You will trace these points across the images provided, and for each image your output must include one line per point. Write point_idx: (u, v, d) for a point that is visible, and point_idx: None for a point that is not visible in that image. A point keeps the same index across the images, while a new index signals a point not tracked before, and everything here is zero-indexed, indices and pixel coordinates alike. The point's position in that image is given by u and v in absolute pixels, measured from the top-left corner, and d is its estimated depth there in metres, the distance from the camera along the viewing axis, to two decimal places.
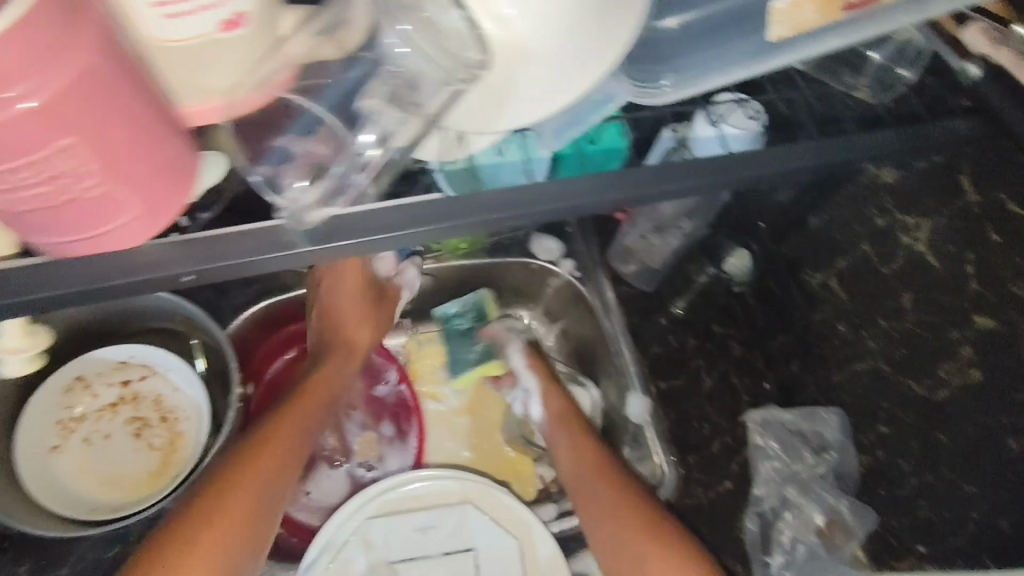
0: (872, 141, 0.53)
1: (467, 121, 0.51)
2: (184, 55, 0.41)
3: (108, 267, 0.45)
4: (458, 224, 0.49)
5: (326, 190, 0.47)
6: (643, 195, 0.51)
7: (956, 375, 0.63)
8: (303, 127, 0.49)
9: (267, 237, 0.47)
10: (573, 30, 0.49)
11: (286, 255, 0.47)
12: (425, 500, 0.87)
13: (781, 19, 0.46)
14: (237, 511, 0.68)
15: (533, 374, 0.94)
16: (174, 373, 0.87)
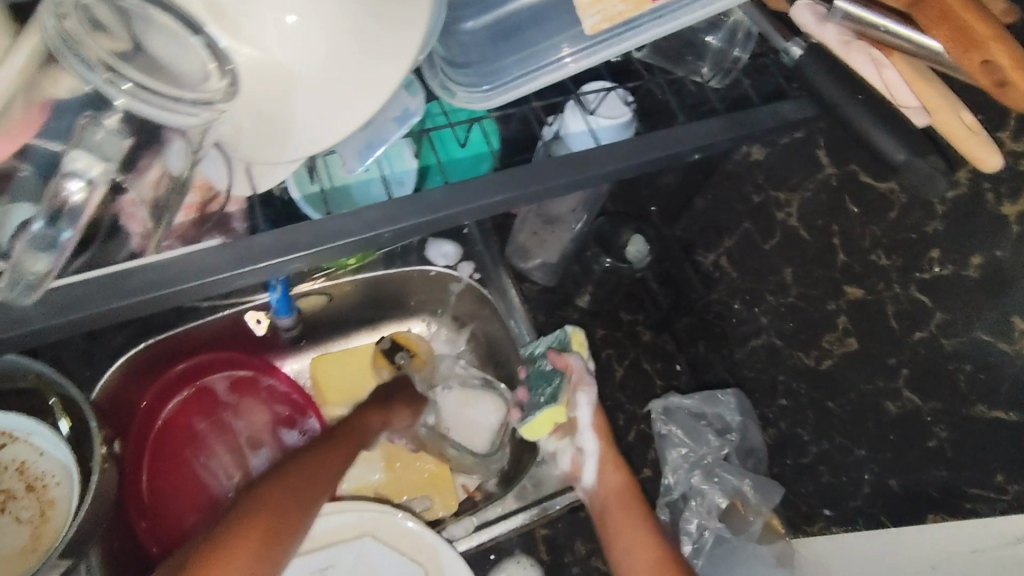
0: (699, 130, 0.51)
1: (255, 153, 0.48)
2: None
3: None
4: (341, 249, 0.48)
5: (29, 245, 0.40)
6: (524, 194, 0.49)
7: (837, 345, 0.73)
8: (36, 169, 0.40)
9: (186, 266, 0.45)
10: (359, 34, 0.45)
11: (208, 283, 0.46)
12: (318, 540, 0.70)
13: (588, 12, 0.43)
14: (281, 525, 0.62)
15: (594, 435, 0.86)
16: (35, 437, 0.76)
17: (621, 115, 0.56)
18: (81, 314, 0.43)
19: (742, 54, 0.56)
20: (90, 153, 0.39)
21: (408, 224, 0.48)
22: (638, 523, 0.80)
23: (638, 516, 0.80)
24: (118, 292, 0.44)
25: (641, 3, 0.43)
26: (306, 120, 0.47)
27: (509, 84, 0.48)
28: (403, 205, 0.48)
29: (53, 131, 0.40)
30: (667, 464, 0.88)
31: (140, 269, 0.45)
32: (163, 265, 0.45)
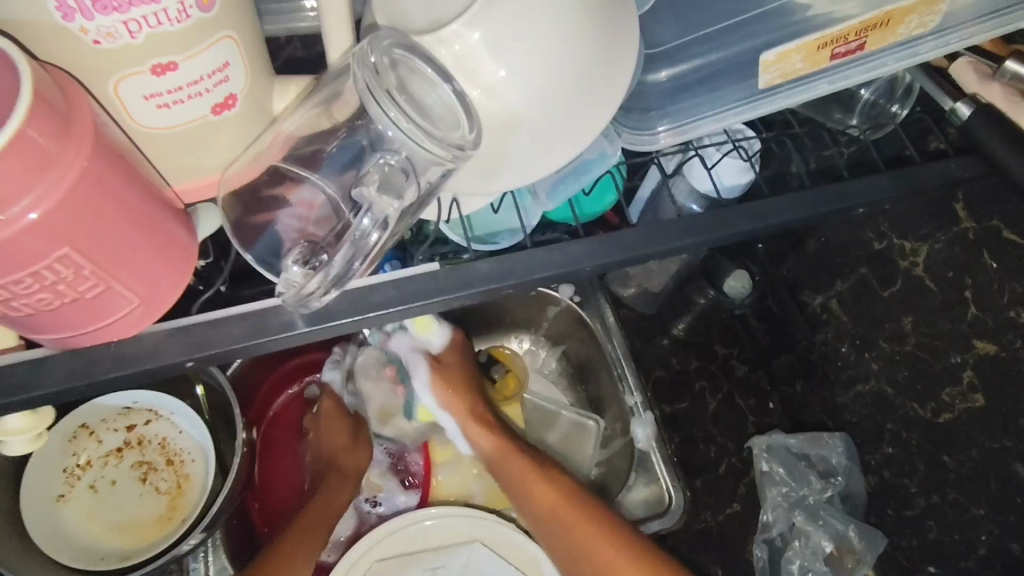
0: (865, 185, 0.48)
1: (462, 187, 0.42)
2: (173, 143, 0.35)
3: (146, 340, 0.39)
4: (529, 284, 0.41)
5: (330, 275, 0.37)
6: (711, 238, 0.44)
7: (960, 399, 0.72)
8: (301, 203, 0.39)
9: (332, 308, 0.39)
10: (596, 71, 0.39)
11: (364, 319, 0.39)
12: (434, 539, 0.75)
13: (768, 70, 0.46)
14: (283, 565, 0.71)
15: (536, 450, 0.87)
16: (178, 416, 0.84)
17: (743, 176, 0.57)
18: (294, 332, 0.38)
19: (899, 110, 0.56)
20: (376, 187, 0.36)
21: (601, 262, 0.41)
22: None
23: None
24: (326, 310, 0.39)
25: (817, 62, 0.46)
26: (521, 164, 0.41)
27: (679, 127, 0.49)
28: (602, 240, 0.42)
29: (299, 161, 0.39)
30: (767, 501, 0.87)
31: (348, 292, 0.39)
32: (370, 290, 0.39)
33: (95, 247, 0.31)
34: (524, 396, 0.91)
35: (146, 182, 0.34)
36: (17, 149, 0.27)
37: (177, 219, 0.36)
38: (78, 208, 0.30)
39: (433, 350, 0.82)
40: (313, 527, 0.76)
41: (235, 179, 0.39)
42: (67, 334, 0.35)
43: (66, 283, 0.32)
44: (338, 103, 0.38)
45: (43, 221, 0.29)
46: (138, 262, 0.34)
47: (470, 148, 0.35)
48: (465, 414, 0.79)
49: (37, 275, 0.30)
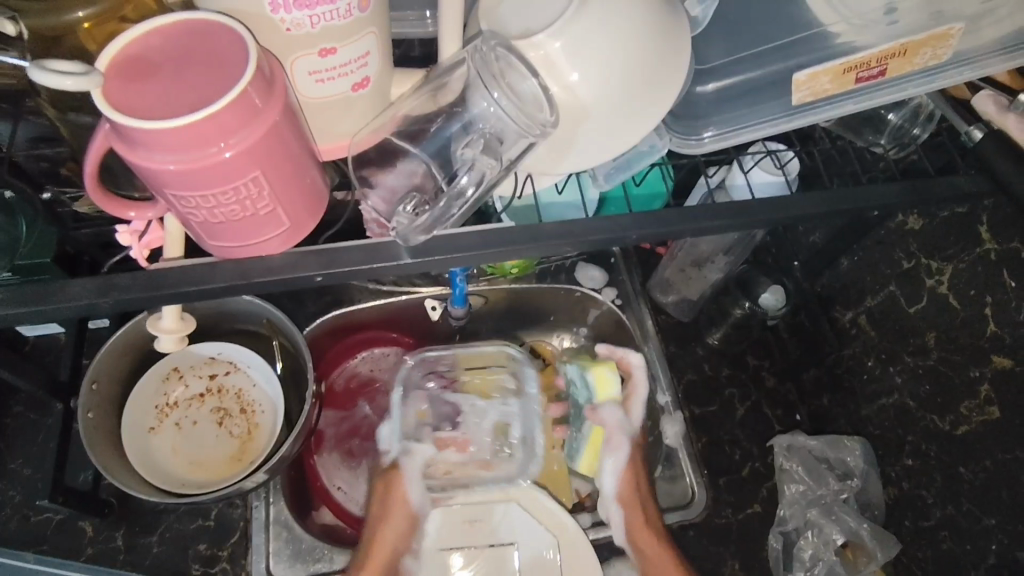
0: (879, 192, 0.55)
1: (537, 166, 0.51)
2: (320, 110, 0.45)
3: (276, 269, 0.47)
4: (586, 242, 0.49)
5: (431, 219, 0.47)
6: (740, 224, 0.52)
7: (977, 412, 0.76)
8: (409, 168, 0.50)
9: (437, 243, 0.47)
10: (652, 73, 0.47)
11: (456, 257, 0.47)
12: (475, 495, 0.83)
13: (800, 88, 0.54)
14: None
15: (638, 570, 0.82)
16: (253, 369, 0.94)
17: (774, 179, 0.67)
18: (400, 262, 0.46)
19: (921, 132, 0.62)
20: (480, 150, 0.47)
21: (644, 232, 0.50)
22: None
23: None
24: (429, 247, 0.47)
25: (843, 84, 0.54)
26: (587, 150, 0.49)
27: (720, 134, 0.57)
28: (646, 215, 0.50)
29: (405, 134, 0.49)
30: (783, 498, 0.92)
31: (442, 237, 0.47)
32: (456, 237, 0.47)
33: (273, 178, 0.39)
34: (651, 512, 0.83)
35: (308, 142, 0.41)
36: (243, 99, 0.35)
37: (319, 167, 0.44)
38: (267, 150, 0.37)
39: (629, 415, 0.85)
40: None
41: (359, 145, 0.48)
42: (223, 245, 0.43)
43: (241, 207, 0.39)
44: (444, 91, 0.48)
45: (242, 156, 0.36)
46: (295, 195, 0.41)
47: (550, 127, 0.44)
48: (635, 514, 0.82)
49: (225, 197, 0.38)
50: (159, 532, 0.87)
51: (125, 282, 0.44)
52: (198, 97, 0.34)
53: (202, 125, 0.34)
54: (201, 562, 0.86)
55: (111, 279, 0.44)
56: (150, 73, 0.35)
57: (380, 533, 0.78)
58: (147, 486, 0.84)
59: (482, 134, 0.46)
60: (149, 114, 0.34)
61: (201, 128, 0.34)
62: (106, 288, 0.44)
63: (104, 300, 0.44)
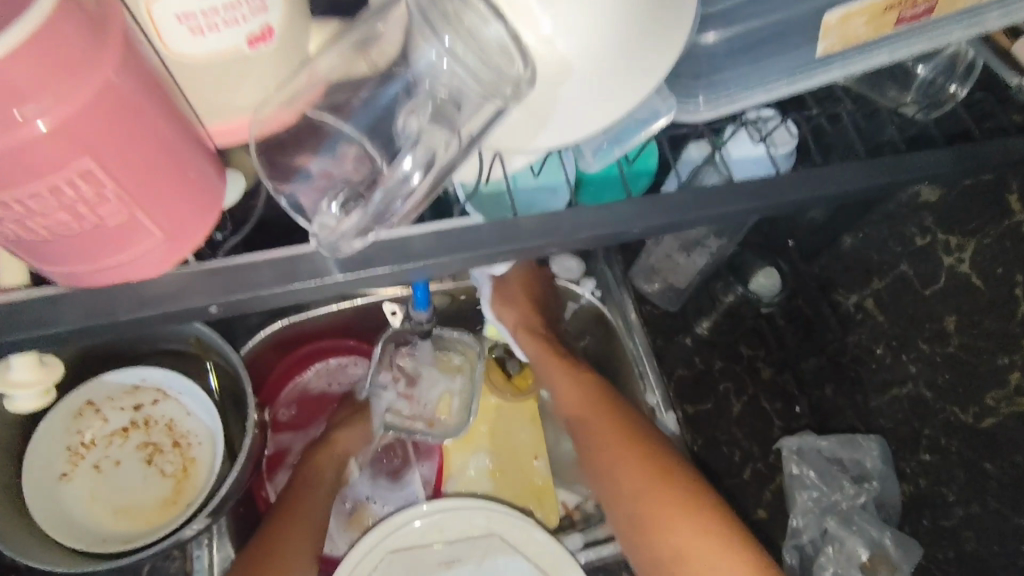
0: (927, 159, 0.46)
1: (506, 144, 0.39)
2: (206, 74, 0.31)
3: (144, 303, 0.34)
4: (577, 242, 0.38)
5: (366, 219, 0.34)
6: (763, 207, 0.42)
7: (1005, 403, 0.69)
8: (332, 153, 0.38)
9: (387, 252, 0.35)
10: (651, 9, 0.35)
11: (411, 268, 0.35)
12: (448, 533, 0.71)
13: (827, 33, 0.43)
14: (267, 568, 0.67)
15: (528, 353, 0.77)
16: (186, 396, 0.80)
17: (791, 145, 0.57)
18: (329, 280, 0.35)
19: (959, 88, 0.53)
20: (429, 117, 0.35)
21: (651, 224, 0.39)
22: (621, 443, 0.70)
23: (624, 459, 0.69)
24: (366, 256, 0.35)
25: (881, 27, 0.44)
26: (575, 118, 0.37)
27: (726, 96, 0.47)
28: (653, 200, 0.39)
29: (329, 104, 0.37)
30: (795, 506, 0.82)
31: (384, 242, 0.36)
32: (404, 240, 0.36)
33: (120, 170, 0.26)
34: (538, 322, 0.79)
35: (176, 117, 0.29)
36: (35, 47, 0.22)
37: (205, 156, 0.31)
38: (98, 129, 0.25)
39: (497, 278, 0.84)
40: (313, 492, 0.76)
41: (262, 125, 0.35)
42: (68, 272, 0.30)
43: (73, 212, 0.26)
44: (376, 46, 0.36)
45: (57, 137, 0.24)
46: (165, 193, 0.29)
47: (525, 85, 0.32)
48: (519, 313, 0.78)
49: (39, 200, 0.25)
50: None
51: None
52: None
53: None
54: None
55: None
56: None
57: (338, 436, 0.81)
58: (58, 551, 0.69)
59: (433, 96, 0.35)
60: None
61: None
62: None
63: None
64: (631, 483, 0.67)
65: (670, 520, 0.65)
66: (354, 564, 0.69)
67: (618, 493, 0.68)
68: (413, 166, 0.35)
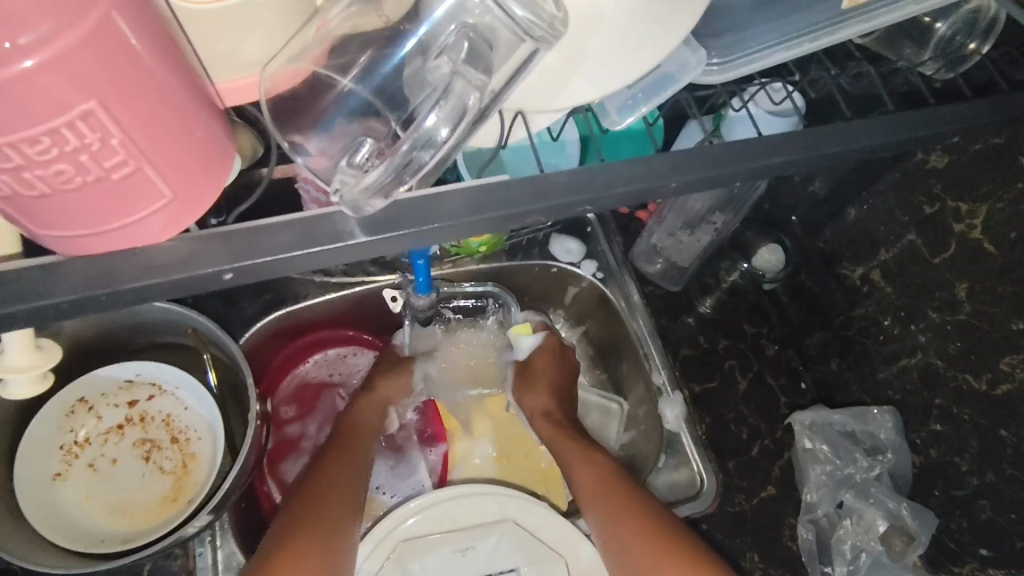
0: (954, 113, 0.45)
1: (529, 102, 0.36)
2: (217, 23, 0.29)
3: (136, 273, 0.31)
4: (609, 201, 0.36)
5: (392, 172, 0.31)
6: (795, 163, 0.40)
7: (1021, 367, 0.68)
8: (348, 116, 0.35)
9: (411, 212, 0.33)
10: None
11: (438, 228, 0.33)
12: (462, 520, 0.70)
13: None
14: (327, 501, 0.66)
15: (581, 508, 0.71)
16: (184, 390, 0.77)
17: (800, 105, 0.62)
18: (351, 242, 0.32)
19: (981, 45, 0.51)
20: (462, 60, 0.31)
21: (686, 179, 0.37)
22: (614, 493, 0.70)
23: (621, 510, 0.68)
24: (390, 217, 0.33)
25: None
26: (601, 71, 0.36)
27: (745, 56, 0.44)
28: (683, 156, 0.38)
29: (333, 66, 0.34)
30: (808, 481, 0.84)
31: (407, 202, 0.33)
32: (429, 199, 0.33)
33: (126, 115, 0.24)
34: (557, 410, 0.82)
35: (184, 62, 0.26)
36: None
37: (214, 110, 0.29)
38: (97, 65, 0.22)
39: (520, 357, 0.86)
40: (355, 438, 0.75)
41: (274, 80, 0.33)
42: (70, 236, 0.28)
43: (73, 162, 0.24)
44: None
45: (50, 72, 0.21)
46: (175, 146, 0.26)
47: (560, 25, 0.30)
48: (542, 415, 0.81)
49: (36, 147, 0.23)
50: None
51: None
52: None
53: None
54: None
55: None
56: None
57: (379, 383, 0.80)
58: (53, 552, 0.66)
59: (463, 35, 0.32)
60: None
61: None
62: None
63: None
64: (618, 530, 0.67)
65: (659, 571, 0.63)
66: (365, 555, 0.67)
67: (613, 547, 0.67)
68: (444, 115, 0.31)
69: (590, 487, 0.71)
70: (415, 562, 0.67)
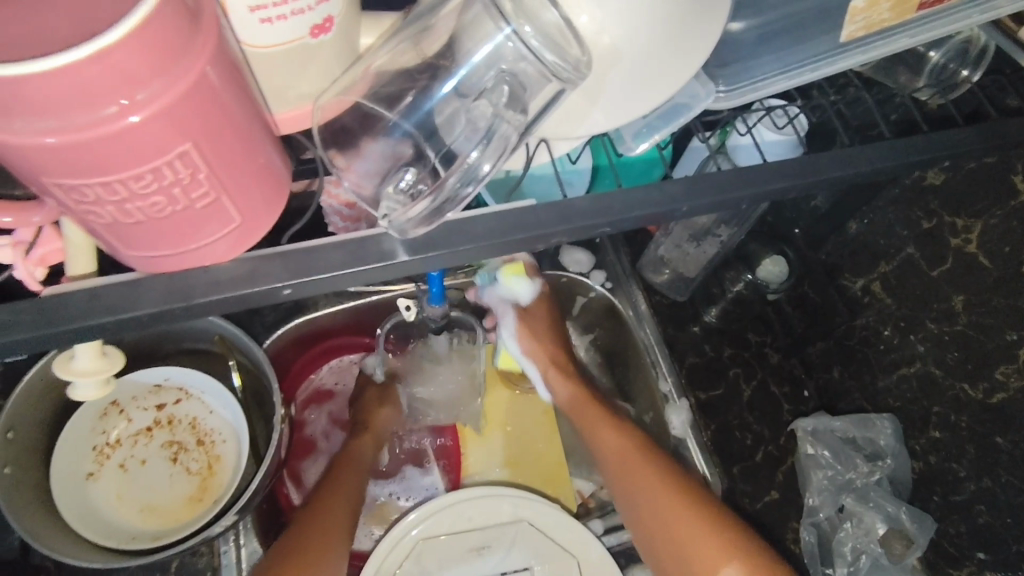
0: (946, 139, 0.48)
1: (554, 129, 0.40)
2: (272, 65, 0.33)
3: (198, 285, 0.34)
4: (627, 222, 0.39)
5: (436, 204, 0.36)
6: (798, 185, 0.43)
7: (1016, 376, 0.71)
8: (389, 148, 0.38)
9: (449, 235, 0.36)
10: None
11: (478, 247, 0.37)
12: (476, 520, 0.72)
13: (854, 19, 0.45)
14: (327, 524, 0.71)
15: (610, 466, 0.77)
16: (209, 394, 0.80)
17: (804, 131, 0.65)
18: (396, 261, 0.36)
19: (971, 73, 0.55)
20: (504, 102, 0.35)
21: (696, 203, 0.40)
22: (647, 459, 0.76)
23: (651, 474, 0.75)
24: (432, 239, 0.36)
25: (904, 11, 0.45)
26: (617, 103, 0.39)
27: (750, 84, 0.48)
28: (694, 182, 0.41)
29: (377, 96, 0.37)
30: (811, 485, 0.87)
31: (449, 225, 0.37)
32: (466, 222, 0.37)
33: (211, 151, 0.27)
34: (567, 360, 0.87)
35: (255, 104, 0.30)
36: (142, 36, 0.23)
37: (274, 142, 0.32)
38: (194, 114, 0.26)
39: (522, 301, 0.86)
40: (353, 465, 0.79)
41: (324, 112, 0.36)
42: (149, 256, 0.31)
43: (165, 196, 0.28)
44: (428, 37, 0.37)
45: (158, 122, 0.25)
46: (246, 175, 0.30)
47: (584, 68, 0.33)
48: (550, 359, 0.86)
49: (137, 183, 0.26)
50: None
51: (4, 319, 0.32)
52: (75, 32, 0.23)
53: (90, 69, 0.22)
54: None
55: None
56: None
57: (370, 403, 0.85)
58: (89, 547, 0.70)
59: (501, 80, 0.35)
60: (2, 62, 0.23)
61: (87, 76, 0.22)
62: None
63: None
64: (647, 488, 0.74)
65: (687, 529, 0.71)
66: (385, 553, 0.70)
67: (642, 505, 0.74)
68: (483, 153, 0.36)
69: (613, 449, 0.77)
70: (431, 560, 0.70)
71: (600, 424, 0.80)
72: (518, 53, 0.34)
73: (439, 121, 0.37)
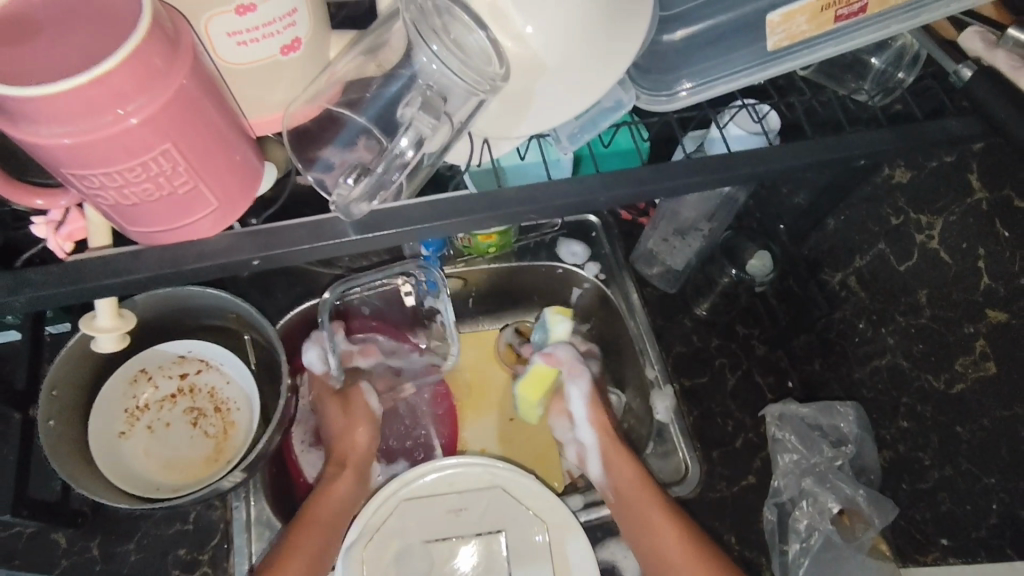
0: (865, 139, 0.51)
1: (490, 129, 0.47)
2: (249, 78, 0.40)
3: (187, 255, 0.41)
4: (550, 211, 0.45)
5: (369, 188, 0.43)
6: (717, 180, 0.48)
7: (973, 368, 0.74)
8: (343, 146, 0.45)
9: (393, 218, 0.43)
10: (606, 16, 0.43)
11: (418, 229, 0.43)
12: (454, 485, 0.79)
13: (773, 31, 0.49)
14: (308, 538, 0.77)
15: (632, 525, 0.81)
16: (226, 366, 0.90)
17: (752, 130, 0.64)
18: (347, 240, 0.43)
19: (906, 76, 0.59)
20: (420, 109, 0.42)
21: (614, 195, 0.46)
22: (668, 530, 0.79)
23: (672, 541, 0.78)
24: (378, 221, 0.43)
25: (821, 24, 0.49)
26: (546, 108, 0.46)
27: (699, 82, 0.54)
28: (617, 177, 0.46)
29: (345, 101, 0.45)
30: (777, 468, 0.90)
31: (391, 211, 0.43)
32: (403, 207, 0.44)
33: (190, 150, 0.35)
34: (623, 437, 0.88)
35: (230, 111, 0.37)
36: (130, 62, 0.31)
37: (249, 142, 0.40)
38: (175, 121, 0.33)
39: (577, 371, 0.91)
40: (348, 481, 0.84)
41: (294, 117, 0.43)
42: (147, 231, 0.39)
43: (155, 184, 0.35)
44: (385, 52, 0.44)
45: (146, 127, 0.32)
46: (221, 168, 0.37)
47: (501, 81, 0.40)
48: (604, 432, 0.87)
49: (132, 175, 0.34)
50: (134, 540, 0.83)
51: (37, 278, 0.41)
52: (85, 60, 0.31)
53: (91, 88, 0.30)
54: (181, 567, 0.82)
55: (22, 275, 0.41)
56: (29, 34, 0.32)
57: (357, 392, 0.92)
58: (118, 494, 0.80)
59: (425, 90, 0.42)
60: (31, 80, 0.30)
61: (91, 94, 0.30)
62: (17, 285, 0.40)
63: (17, 299, 0.40)
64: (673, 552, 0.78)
65: None
66: (372, 510, 0.77)
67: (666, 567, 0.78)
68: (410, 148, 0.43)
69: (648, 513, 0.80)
70: (409, 517, 0.78)
71: (632, 489, 0.82)
72: (443, 66, 0.40)
73: (382, 123, 0.45)
